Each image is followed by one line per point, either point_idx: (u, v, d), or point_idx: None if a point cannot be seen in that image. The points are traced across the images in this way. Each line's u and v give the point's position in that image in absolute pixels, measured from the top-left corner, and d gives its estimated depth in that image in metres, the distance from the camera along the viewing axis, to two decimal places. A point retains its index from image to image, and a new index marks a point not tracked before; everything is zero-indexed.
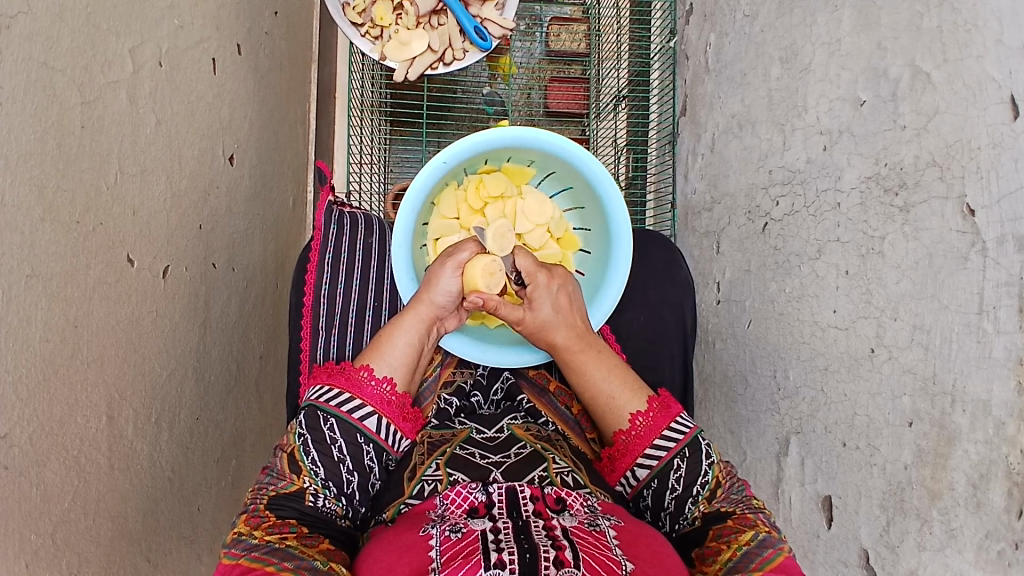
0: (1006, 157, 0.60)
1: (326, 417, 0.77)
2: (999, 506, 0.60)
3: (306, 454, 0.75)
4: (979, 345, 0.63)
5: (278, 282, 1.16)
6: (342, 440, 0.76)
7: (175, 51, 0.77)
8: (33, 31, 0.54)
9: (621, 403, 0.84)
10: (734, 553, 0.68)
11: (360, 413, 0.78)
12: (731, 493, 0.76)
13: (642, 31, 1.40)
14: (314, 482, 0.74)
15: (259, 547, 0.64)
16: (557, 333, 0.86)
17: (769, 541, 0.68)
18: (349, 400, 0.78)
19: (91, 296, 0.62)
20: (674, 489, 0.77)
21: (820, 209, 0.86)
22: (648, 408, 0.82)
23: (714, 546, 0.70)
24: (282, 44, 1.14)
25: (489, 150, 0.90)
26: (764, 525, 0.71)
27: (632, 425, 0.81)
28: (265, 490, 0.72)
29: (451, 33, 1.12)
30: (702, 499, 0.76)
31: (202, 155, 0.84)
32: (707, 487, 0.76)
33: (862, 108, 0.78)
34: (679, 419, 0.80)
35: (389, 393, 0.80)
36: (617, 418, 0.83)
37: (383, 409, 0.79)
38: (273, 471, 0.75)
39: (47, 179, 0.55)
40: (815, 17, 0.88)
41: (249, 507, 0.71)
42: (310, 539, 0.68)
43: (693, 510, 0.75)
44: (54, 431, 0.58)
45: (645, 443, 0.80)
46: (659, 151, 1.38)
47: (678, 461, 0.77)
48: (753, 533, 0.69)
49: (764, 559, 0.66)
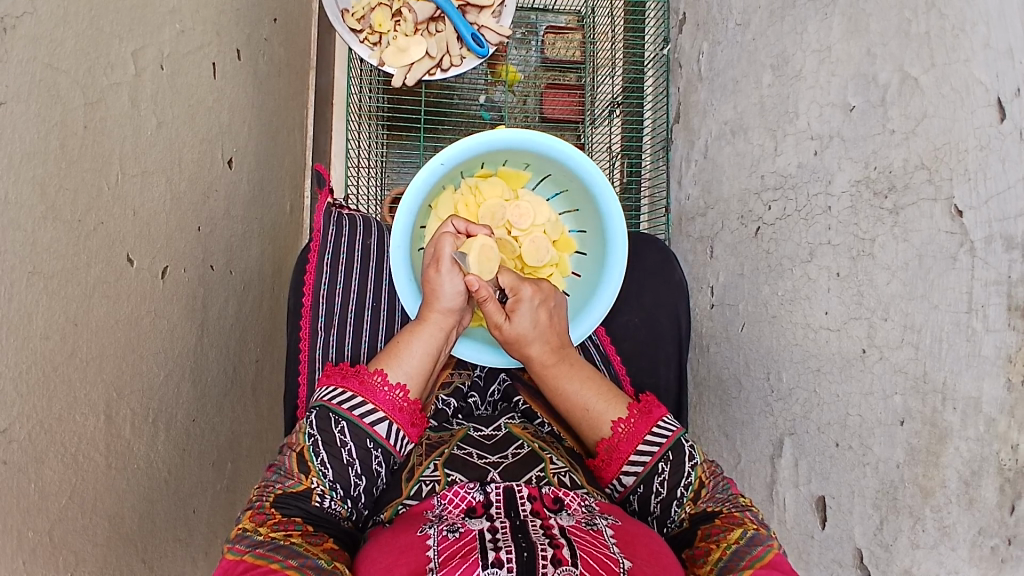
0: (994, 158, 0.61)
1: (337, 419, 0.77)
2: (991, 502, 0.61)
3: (315, 454, 0.75)
4: (969, 343, 0.64)
5: (275, 287, 1.17)
6: (351, 444, 0.77)
7: (176, 55, 0.78)
8: (38, 32, 0.54)
9: (598, 414, 0.86)
10: (724, 552, 0.68)
11: (371, 418, 0.78)
12: (716, 492, 0.76)
13: (636, 39, 1.43)
14: (322, 483, 0.74)
15: (264, 544, 0.64)
16: (533, 346, 0.87)
17: (759, 538, 0.68)
18: (361, 404, 0.79)
19: (91, 295, 0.63)
20: (661, 492, 0.77)
21: (811, 212, 0.87)
22: (630, 415, 0.84)
23: (703, 546, 0.70)
24: (280, 49, 1.15)
25: (485, 153, 0.91)
26: (752, 523, 0.71)
27: (614, 432, 0.83)
28: (271, 487, 0.72)
29: (449, 40, 1.13)
30: (687, 500, 0.76)
31: (202, 157, 0.85)
32: (692, 488, 0.77)
33: (852, 113, 0.80)
34: (662, 422, 0.82)
35: (402, 399, 0.81)
36: (600, 428, 0.85)
37: (394, 415, 0.80)
38: (280, 470, 0.75)
39: (49, 178, 0.56)
40: (805, 25, 0.90)
41: (254, 504, 0.70)
42: (314, 538, 0.67)
43: (680, 512, 0.76)
44: (54, 428, 0.58)
45: (629, 448, 0.81)
46: (654, 159, 1.40)
47: (662, 464, 0.78)
48: (742, 531, 0.69)
49: (754, 557, 0.66)
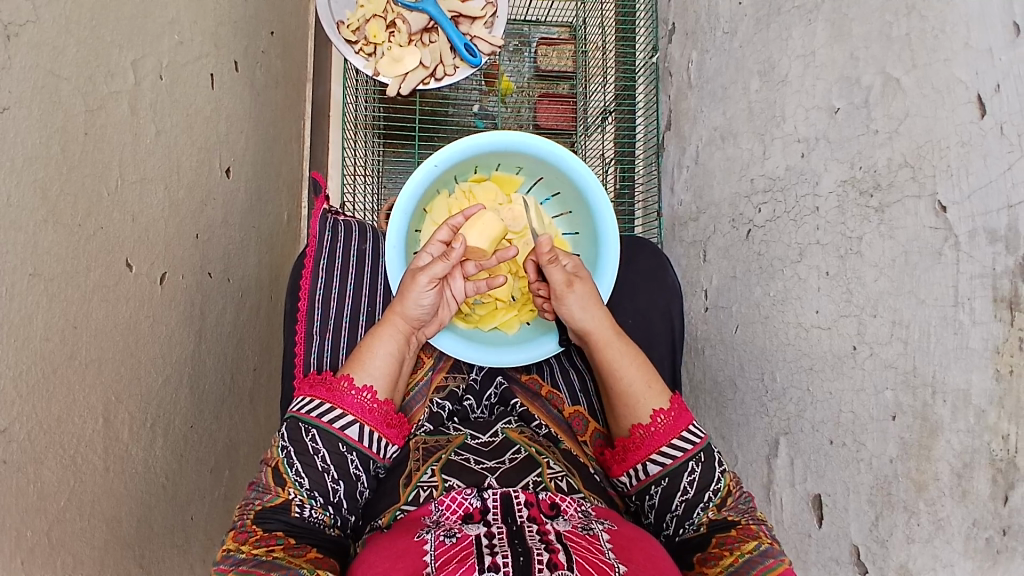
0: (975, 154, 0.63)
1: (307, 428, 0.77)
2: (984, 493, 0.61)
3: (289, 465, 0.75)
4: (956, 336, 0.65)
5: (272, 296, 1.18)
6: (324, 451, 0.77)
7: (174, 66, 0.79)
8: (40, 40, 0.56)
9: (639, 401, 0.84)
10: (736, 558, 0.71)
11: (341, 423, 0.78)
12: (740, 503, 0.78)
13: (627, 49, 1.45)
14: (300, 492, 0.75)
15: (247, 560, 0.66)
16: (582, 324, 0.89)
17: (771, 551, 0.71)
18: (330, 410, 0.79)
19: (91, 298, 0.63)
20: (686, 492, 0.78)
21: (800, 213, 0.88)
22: (669, 407, 0.83)
23: (717, 552, 0.73)
24: (277, 62, 1.17)
25: (478, 156, 0.93)
26: (767, 537, 0.73)
27: (653, 421, 0.82)
28: (252, 505, 0.73)
29: (443, 50, 1.16)
30: (712, 506, 0.78)
31: (200, 166, 0.86)
32: (719, 494, 0.78)
33: (837, 115, 0.82)
34: (690, 429, 0.81)
35: (371, 401, 0.81)
36: (636, 412, 0.84)
37: (365, 417, 0.80)
38: (258, 485, 0.75)
39: (51, 182, 0.57)
40: (790, 31, 0.92)
41: (236, 522, 0.72)
42: (297, 550, 0.69)
43: (702, 515, 0.77)
44: (53, 430, 0.58)
45: (663, 440, 0.80)
46: (647, 165, 1.41)
47: (693, 463, 0.79)
48: (756, 543, 0.72)
49: (766, 568, 0.69)
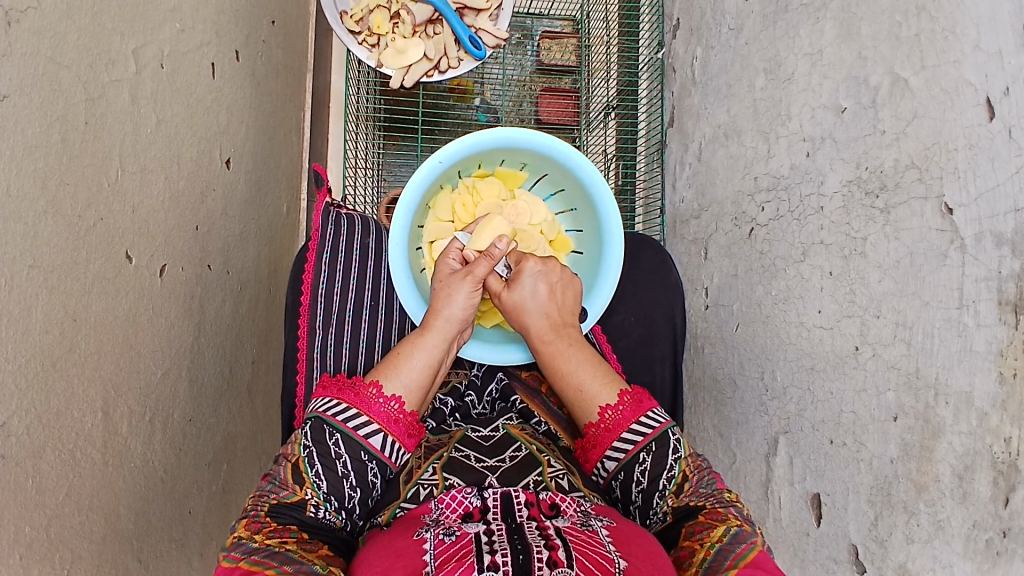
0: (982, 157, 0.63)
1: (332, 432, 0.77)
2: (984, 495, 0.62)
3: (309, 465, 0.75)
4: (960, 339, 0.65)
5: (271, 288, 1.17)
6: (346, 456, 0.76)
7: (176, 54, 0.78)
8: (41, 27, 0.55)
9: (591, 395, 0.86)
10: (708, 551, 0.67)
11: (365, 430, 0.78)
12: (699, 487, 0.76)
13: (631, 43, 1.44)
14: (316, 494, 0.74)
15: (259, 551, 0.63)
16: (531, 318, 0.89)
17: (743, 535, 0.68)
18: (355, 416, 0.78)
19: (90, 290, 0.62)
20: (641, 483, 0.78)
21: (804, 212, 0.88)
22: (619, 402, 0.84)
23: (687, 547, 0.69)
24: (277, 52, 1.15)
25: (483, 153, 0.93)
26: (735, 519, 0.70)
27: (602, 417, 0.83)
28: (266, 497, 0.72)
29: (447, 43, 1.14)
30: (669, 493, 0.77)
31: (200, 156, 0.85)
32: (674, 481, 0.77)
33: (844, 114, 0.81)
34: (650, 412, 0.82)
35: (397, 411, 0.80)
36: (587, 410, 0.85)
37: (389, 427, 0.79)
38: (274, 479, 0.74)
39: (51, 172, 0.56)
40: (797, 29, 0.92)
41: (249, 512, 0.70)
42: (309, 545, 0.67)
43: (662, 504, 0.76)
44: (52, 423, 0.57)
45: (614, 435, 0.81)
46: (648, 160, 1.41)
47: (645, 454, 0.79)
48: (725, 528, 0.69)
49: (738, 555, 0.65)
